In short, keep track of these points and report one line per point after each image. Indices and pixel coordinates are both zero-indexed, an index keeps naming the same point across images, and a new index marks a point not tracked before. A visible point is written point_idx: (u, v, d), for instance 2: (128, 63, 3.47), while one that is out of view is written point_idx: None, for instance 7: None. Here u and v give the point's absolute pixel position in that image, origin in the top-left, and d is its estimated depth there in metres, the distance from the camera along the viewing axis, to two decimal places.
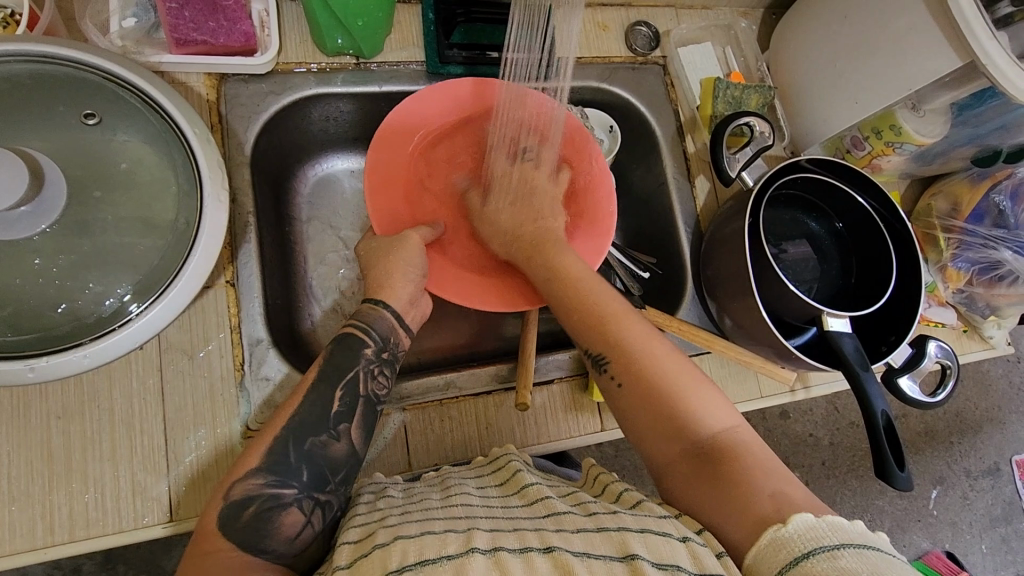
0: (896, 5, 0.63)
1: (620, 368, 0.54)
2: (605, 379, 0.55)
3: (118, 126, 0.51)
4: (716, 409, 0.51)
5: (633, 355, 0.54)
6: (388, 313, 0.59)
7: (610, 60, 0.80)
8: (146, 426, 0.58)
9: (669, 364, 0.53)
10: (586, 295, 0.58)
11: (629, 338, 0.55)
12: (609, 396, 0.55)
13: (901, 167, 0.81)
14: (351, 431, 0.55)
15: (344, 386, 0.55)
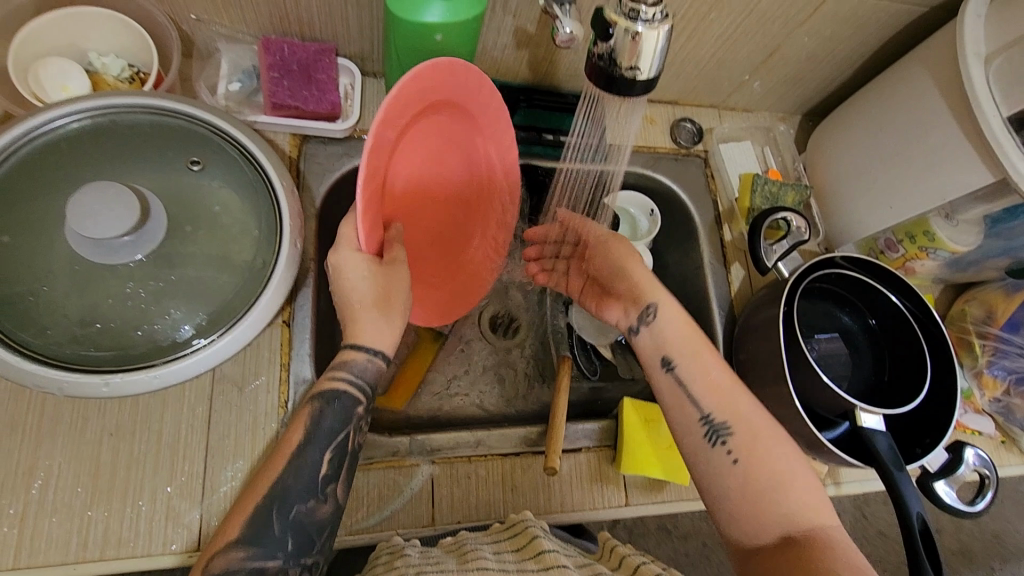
0: (930, 121, 0.67)
1: (742, 444, 0.56)
2: (720, 454, 0.56)
3: (217, 173, 0.57)
4: (813, 503, 0.54)
5: (751, 431, 0.57)
6: (378, 358, 0.57)
7: (655, 150, 0.86)
8: (190, 451, 0.60)
9: (788, 457, 0.56)
10: (714, 367, 0.60)
11: (746, 416, 0.57)
12: (720, 469, 0.56)
13: (934, 272, 0.83)
14: (337, 491, 0.54)
15: (332, 448, 0.54)
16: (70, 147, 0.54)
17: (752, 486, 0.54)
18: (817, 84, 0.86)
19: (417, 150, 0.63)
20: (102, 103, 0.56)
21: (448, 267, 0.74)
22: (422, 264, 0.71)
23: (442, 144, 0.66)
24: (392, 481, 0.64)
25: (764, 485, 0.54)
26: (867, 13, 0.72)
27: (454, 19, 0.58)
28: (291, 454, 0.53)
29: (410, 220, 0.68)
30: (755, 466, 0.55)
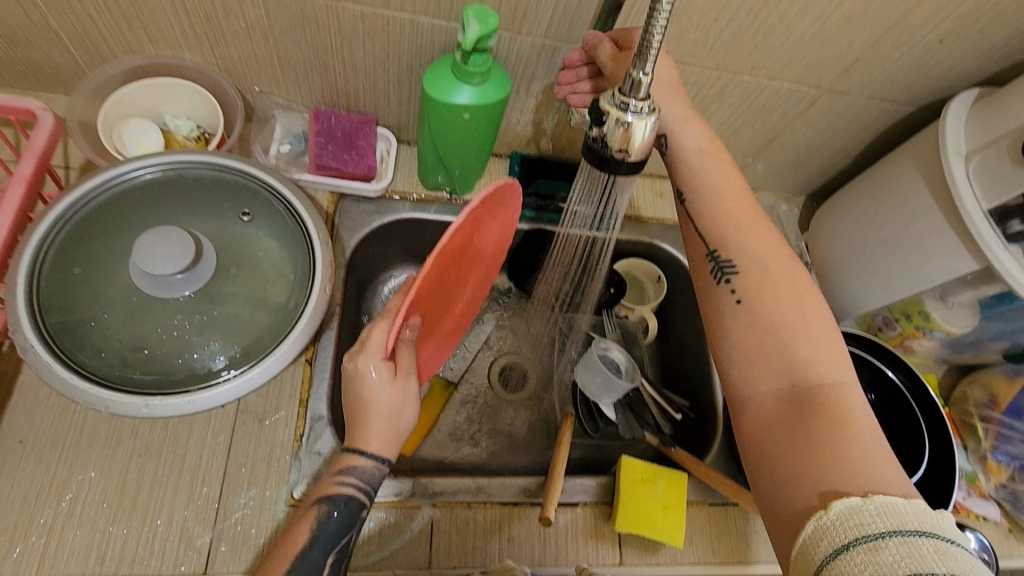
0: (918, 209, 0.72)
1: (749, 290, 0.57)
2: (725, 293, 0.58)
3: (263, 223, 0.65)
4: (830, 358, 0.51)
5: (765, 281, 0.56)
6: (384, 466, 0.55)
7: (663, 221, 0.92)
8: (208, 477, 0.64)
9: (801, 306, 0.55)
10: (730, 219, 0.61)
11: (766, 268, 0.57)
12: (725, 312, 0.57)
13: (934, 352, 0.85)
14: None
15: (335, 553, 0.53)
16: (141, 195, 0.62)
17: (749, 329, 0.55)
18: (817, 169, 0.92)
19: (460, 252, 0.61)
20: (173, 159, 0.64)
21: (443, 333, 0.71)
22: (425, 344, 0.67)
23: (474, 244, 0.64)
24: (392, 521, 0.66)
25: (769, 333, 0.54)
26: (858, 110, 0.79)
27: (481, 101, 0.66)
28: (297, 554, 0.52)
29: (432, 315, 0.65)
30: (760, 305, 0.55)
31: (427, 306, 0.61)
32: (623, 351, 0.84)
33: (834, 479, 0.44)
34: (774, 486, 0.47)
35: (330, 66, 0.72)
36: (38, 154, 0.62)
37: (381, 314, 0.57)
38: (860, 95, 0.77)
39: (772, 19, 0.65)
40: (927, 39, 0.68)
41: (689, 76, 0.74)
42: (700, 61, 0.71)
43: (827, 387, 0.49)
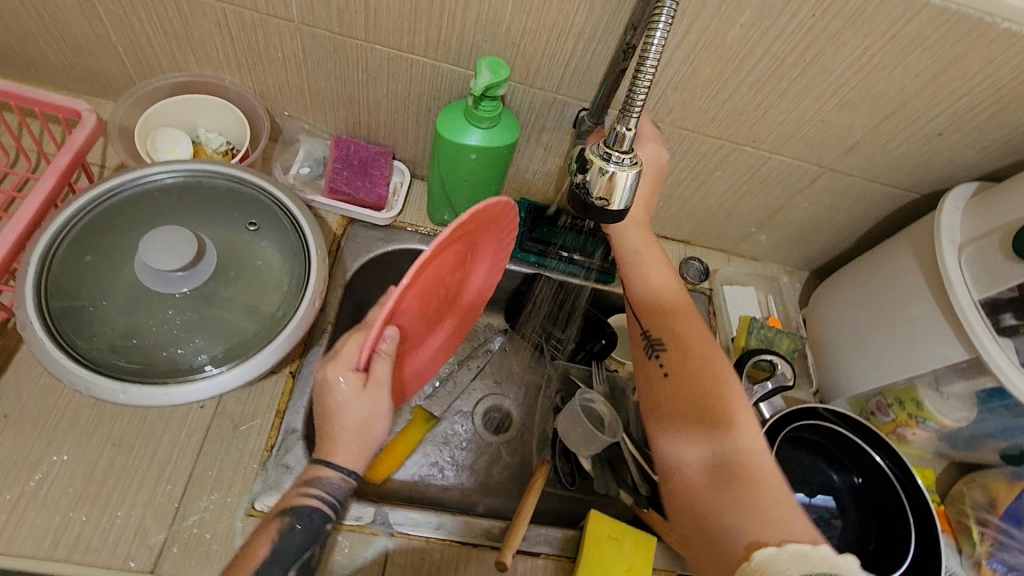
0: (913, 293, 0.72)
1: (670, 358, 0.65)
2: (653, 365, 0.66)
3: (268, 234, 0.68)
4: (747, 421, 0.59)
5: (683, 349, 0.65)
6: (351, 479, 0.55)
7: None
8: (174, 475, 0.65)
9: (714, 371, 0.63)
10: (653, 292, 0.69)
11: (687, 334, 0.66)
12: (655, 382, 0.65)
13: (930, 444, 0.82)
14: None
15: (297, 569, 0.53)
16: (161, 196, 0.67)
17: (680, 397, 0.62)
18: (820, 246, 0.93)
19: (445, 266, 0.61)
20: (196, 166, 0.69)
21: (424, 348, 0.71)
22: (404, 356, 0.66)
23: (463, 263, 0.65)
24: (349, 546, 0.65)
25: (693, 404, 0.61)
26: (859, 191, 0.81)
27: (490, 145, 0.70)
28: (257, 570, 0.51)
29: (411, 329, 0.63)
30: (679, 374, 0.63)
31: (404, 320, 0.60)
32: (608, 405, 0.83)
33: (757, 535, 0.51)
34: (711, 548, 0.54)
35: (355, 100, 0.77)
36: (76, 149, 0.68)
37: (356, 329, 0.57)
38: (861, 177, 0.78)
39: (772, 96, 0.68)
40: (926, 129, 0.70)
41: (693, 142, 0.77)
42: (704, 128, 0.74)
43: (743, 451, 0.57)
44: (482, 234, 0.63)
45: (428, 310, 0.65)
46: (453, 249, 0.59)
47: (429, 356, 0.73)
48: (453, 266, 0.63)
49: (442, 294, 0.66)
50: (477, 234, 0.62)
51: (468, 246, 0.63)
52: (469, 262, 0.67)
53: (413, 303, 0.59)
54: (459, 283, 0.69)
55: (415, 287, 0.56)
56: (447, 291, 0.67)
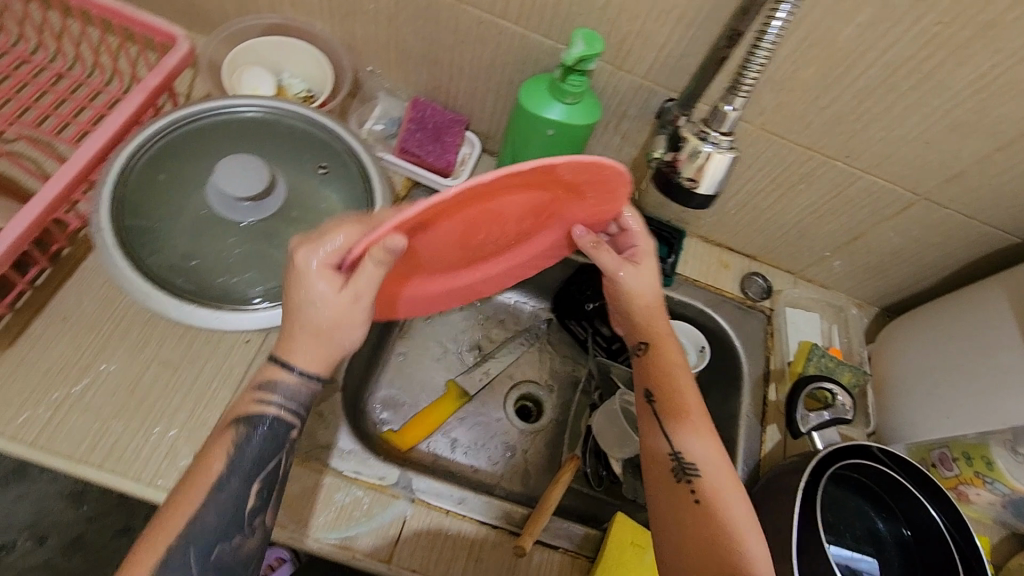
0: (1004, 342, 0.66)
1: (702, 488, 0.61)
2: (683, 490, 0.61)
3: (334, 182, 0.68)
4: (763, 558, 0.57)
5: (713, 480, 0.61)
6: (312, 380, 0.52)
7: (722, 292, 0.90)
8: (211, 403, 0.64)
9: (736, 509, 0.60)
10: (686, 401, 0.65)
11: (714, 460, 0.62)
12: (680, 510, 0.61)
13: (993, 509, 0.75)
14: (266, 521, 0.52)
15: (261, 479, 0.52)
16: (239, 127, 0.67)
17: (705, 533, 0.58)
18: (898, 281, 0.87)
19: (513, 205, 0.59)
20: (275, 103, 0.69)
21: (440, 277, 0.69)
22: (412, 273, 0.65)
23: (528, 208, 0.61)
24: (368, 504, 0.64)
25: (716, 539, 0.58)
26: (955, 227, 0.75)
27: (569, 121, 0.68)
28: (212, 484, 0.49)
29: (425, 250, 0.60)
30: (711, 508, 0.60)
31: (426, 235, 0.57)
32: None
33: None
34: None
35: (439, 62, 0.77)
36: (166, 72, 0.69)
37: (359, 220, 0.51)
38: (959, 212, 0.73)
39: (876, 108, 0.64)
40: None
41: (781, 150, 0.73)
42: (797, 136, 0.70)
43: None
44: (566, 191, 0.59)
45: (462, 241, 0.62)
46: (524, 188, 0.56)
47: (446, 289, 0.71)
48: (513, 209, 0.59)
49: (485, 232, 0.63)
50: (559, 188, 0.58)
51: (544, 197, 0.59)
52: (536, 215, 0.63)
53: (445, 223, 0.56)
54: (513, 231, 0.65)
55: (459, 204, 0.53)
56: (494, 233, 0.63)
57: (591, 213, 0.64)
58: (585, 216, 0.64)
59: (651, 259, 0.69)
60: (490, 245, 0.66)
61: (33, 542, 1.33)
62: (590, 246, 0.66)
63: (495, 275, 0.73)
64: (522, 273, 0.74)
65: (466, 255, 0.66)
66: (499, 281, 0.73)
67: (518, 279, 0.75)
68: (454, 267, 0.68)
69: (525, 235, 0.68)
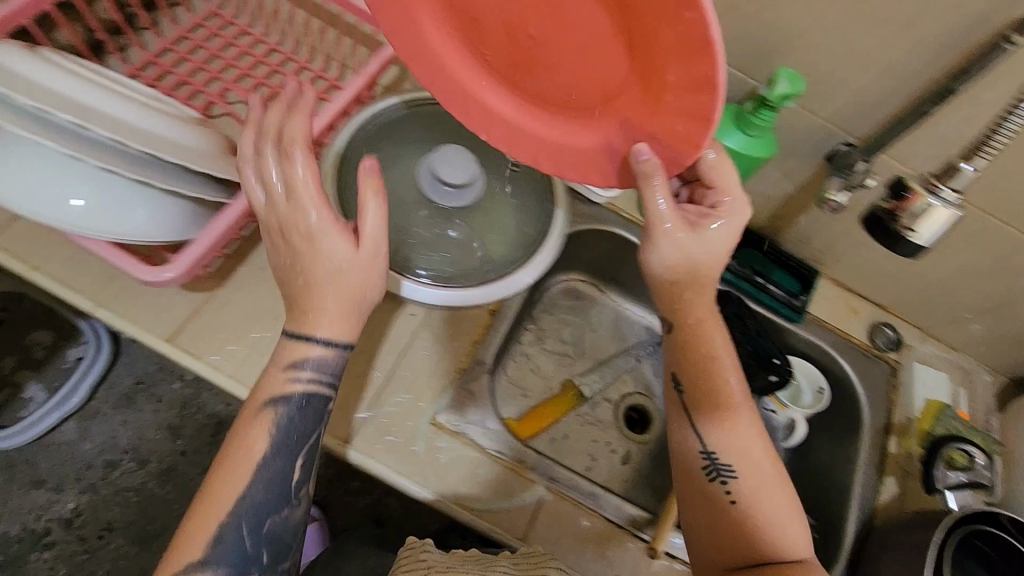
0: None
1: (737, 472, 0.60)
2: (716, 485, 0.60)
3: (514, 182, 0.77)
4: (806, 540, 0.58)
5: (750, 465, 0.60)
6: (343, 348, 0.59)
7: (849, 337, 0.90)
8: (378, 366, 0.71)
9: (783, 500, 0.59)
10: (724, 381, 0.62)
11: (749, 444, 0.60)
12: (709, 495, 0.60)
13: None
14: (308, 490, 0.60)
15: (305, 453, 0.59)
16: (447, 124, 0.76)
17: (733, 516, 0.59)
18: None
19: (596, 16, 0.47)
20: None
21: (510, 78, 0.58)
22: (494, 60, 0.57)
23: (574, 20, 0.49)
24: (508, 483, 0.68)
25: (749, 518, 0.58)
26: None
27: (749, 151, 0.71)
28: (261, 458, 0.56)
29: (481, 10, 0.52)
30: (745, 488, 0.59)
31: None
32: None
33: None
34: None
35: None
36: (385, 58, 0.73)
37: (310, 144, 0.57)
38: None
39: None
40: None
41: None
42: (973, 197, 0.70)
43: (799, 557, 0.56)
44: (640, 27, 0.44)
45: (519, 35, 0.53)
46: None
47: (505, 113, 0.60)
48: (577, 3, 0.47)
49: (538, 39, 0.52)
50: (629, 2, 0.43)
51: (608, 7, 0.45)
52: (620, 52, 0.49)
53: None
54: (588, 63, 0.51)
55: None
56: (557, 47, 0.51)
57: (668, 100, 0.47)
58: (658, 131, 0.50)
59: (738, 203, 0.59)
60: (549, 77, 0.55)
61: (135, 465, 1.44)
62: (644, 176, 0.52)
63: (539, 148, 0.60)
64: (573, 162, 0.59)
65: (528, 80, 0.57)
66: (544, 138, 0.60)
67: (582, 180, 0.60)
68: (519, 85, 0.58)
69: (593, 106, 0.55)
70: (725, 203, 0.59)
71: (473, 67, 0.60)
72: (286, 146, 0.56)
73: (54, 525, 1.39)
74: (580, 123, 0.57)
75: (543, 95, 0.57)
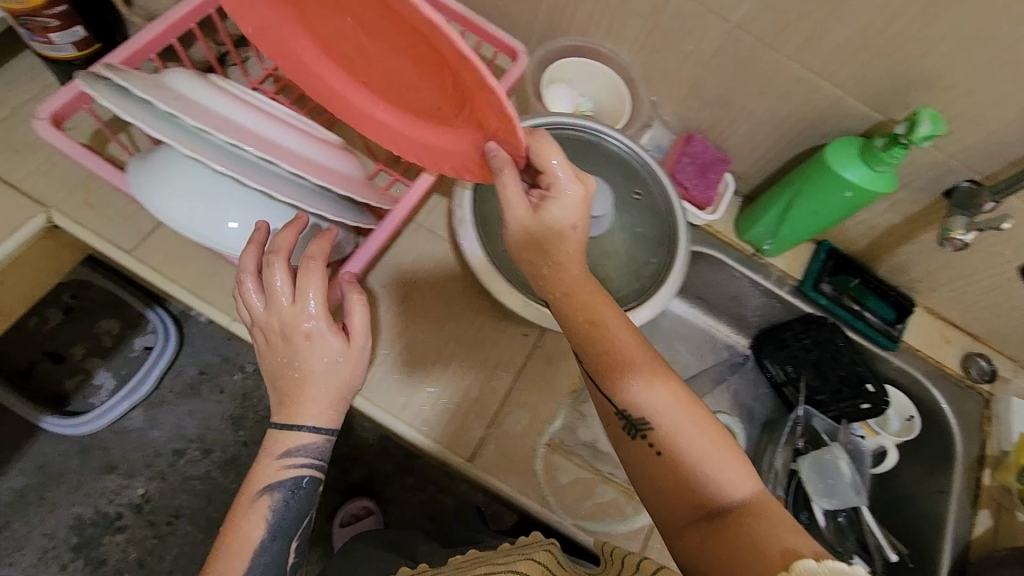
0: None
1: (662, 436, 0.55)
2: (643, 446, 0.55)
3: (635, 208, 0.76)
4: (706, 453, 0.54)
5: (667, 416, 0.55)
6: (323, 434, 0.61)
7: (943, 366, 0.89)
8: (495, 385, 0.73)
9: (654, 403, 0.56)
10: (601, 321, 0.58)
11: (614, 339, 0.57)
12: (648, 466, 0.55)
13: None
14: (304, 560, 0.64)
15: (299, 532, 0.62)
16: (580, 147, 0.75)
17: (680, 479, 0.54)
18: None
19: (396, 36, 0.53)
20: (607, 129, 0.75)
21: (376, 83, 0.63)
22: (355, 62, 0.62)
23: (393, 34, 0.52)
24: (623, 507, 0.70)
25: (683, 472, 0.54)
26: None
27: (869, 185, 0.71)
28: (259, 542, 0.60)
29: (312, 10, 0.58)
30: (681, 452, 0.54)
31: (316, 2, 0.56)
32: (851, 466, 0.84)
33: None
34: None
35: (727, 105, 0.80)
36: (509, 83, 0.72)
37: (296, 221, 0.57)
38: None
39: None
40: None
41: None
42: None
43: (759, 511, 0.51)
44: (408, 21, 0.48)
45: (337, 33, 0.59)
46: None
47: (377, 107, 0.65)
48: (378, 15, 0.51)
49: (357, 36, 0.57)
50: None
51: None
52: (386, 33, 0.53)
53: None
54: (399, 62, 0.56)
55: None
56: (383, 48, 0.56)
57: (429, 45, 0.51)
58: (487, 123, 0.52)
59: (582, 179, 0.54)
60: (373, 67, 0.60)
61: (200, 454, 1.45)
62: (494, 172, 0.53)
63: (429, 151, 0.62)
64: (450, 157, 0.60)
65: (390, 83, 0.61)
66: (416, 133, 0.63)
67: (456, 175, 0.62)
68: (392, 90, 0.62)
69: (428, 95, 0.58)
70: (561, 181, 0.53)
71: (409, 123, 0.64)
72: (272, 251, 0.57)
73: (124, 509, 1.40)
74: (451, 129, 0.59)
75: (410, 96, 0.60)
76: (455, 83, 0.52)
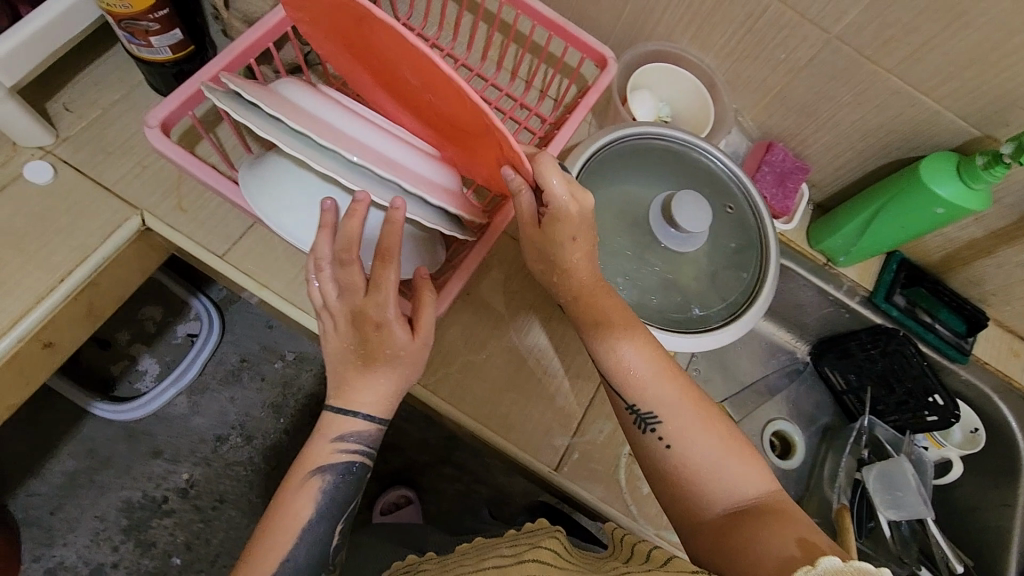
0: None
1: (670, 427, 0.58)
2: (652, 438, 0.58)
3: (723, 219, 0.75)
4: (720, 447, 0.56)
5: (671, 402, 0.58)
6: (376, 424, 0.62)
7: (1012, 381, 0.88)
8: (578, 394, 0.74)
9: (662, 397, 0.59)
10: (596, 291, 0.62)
11: (615, 322, 0.61)
12: (655, 457, 0.58)
13: None
14: (341, 547, 0.64)
15: (343, 518, 0.63)
16: (674, 159, 0.75)
17: (686, 469, 0.56)
18: None
19: (424, 79, 0.54)
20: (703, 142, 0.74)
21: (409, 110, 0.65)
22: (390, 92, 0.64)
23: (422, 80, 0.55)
24: None
25: (693, 464, 0.56)
26: None
27: (961, 204, 0.70)
28: (303, 525, 0.59)
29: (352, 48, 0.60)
30: (690, 445, 0.57)
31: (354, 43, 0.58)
32: (918, 478, 0.85)
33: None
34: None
35: (813, 114, 0.78)
36: (601, 90, 0.71)
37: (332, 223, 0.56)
38: None
39: None
40: None
41: None
42: None
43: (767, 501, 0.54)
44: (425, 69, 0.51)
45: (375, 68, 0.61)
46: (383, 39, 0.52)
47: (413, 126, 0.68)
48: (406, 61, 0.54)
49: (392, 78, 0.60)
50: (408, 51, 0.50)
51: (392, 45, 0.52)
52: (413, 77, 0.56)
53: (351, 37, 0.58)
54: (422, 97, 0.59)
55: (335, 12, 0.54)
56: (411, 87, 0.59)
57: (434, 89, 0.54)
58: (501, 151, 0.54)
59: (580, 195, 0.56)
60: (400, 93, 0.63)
61: (242, 440, 1.40)
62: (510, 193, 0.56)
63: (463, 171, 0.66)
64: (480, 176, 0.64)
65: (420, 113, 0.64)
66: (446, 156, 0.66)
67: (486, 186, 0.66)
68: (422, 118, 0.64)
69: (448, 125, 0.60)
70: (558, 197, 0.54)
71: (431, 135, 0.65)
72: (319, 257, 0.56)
73: (171, 494, 1.35)
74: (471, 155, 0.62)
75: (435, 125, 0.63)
76: (473, 123, 0.54)
